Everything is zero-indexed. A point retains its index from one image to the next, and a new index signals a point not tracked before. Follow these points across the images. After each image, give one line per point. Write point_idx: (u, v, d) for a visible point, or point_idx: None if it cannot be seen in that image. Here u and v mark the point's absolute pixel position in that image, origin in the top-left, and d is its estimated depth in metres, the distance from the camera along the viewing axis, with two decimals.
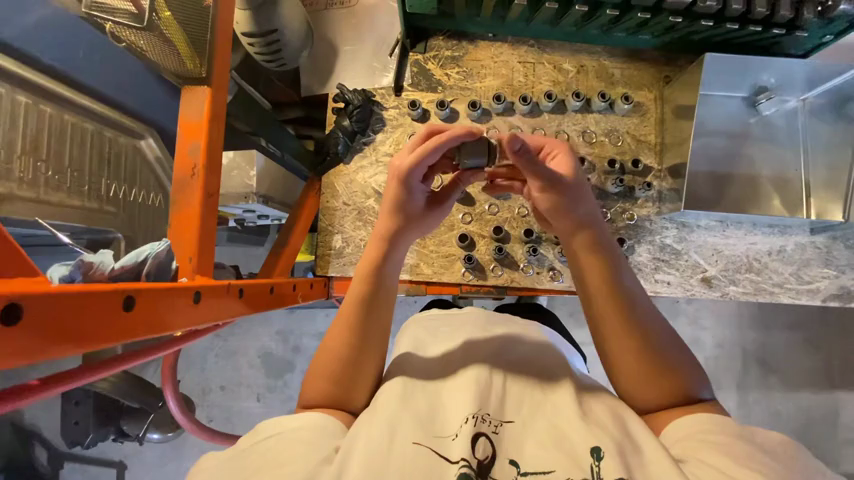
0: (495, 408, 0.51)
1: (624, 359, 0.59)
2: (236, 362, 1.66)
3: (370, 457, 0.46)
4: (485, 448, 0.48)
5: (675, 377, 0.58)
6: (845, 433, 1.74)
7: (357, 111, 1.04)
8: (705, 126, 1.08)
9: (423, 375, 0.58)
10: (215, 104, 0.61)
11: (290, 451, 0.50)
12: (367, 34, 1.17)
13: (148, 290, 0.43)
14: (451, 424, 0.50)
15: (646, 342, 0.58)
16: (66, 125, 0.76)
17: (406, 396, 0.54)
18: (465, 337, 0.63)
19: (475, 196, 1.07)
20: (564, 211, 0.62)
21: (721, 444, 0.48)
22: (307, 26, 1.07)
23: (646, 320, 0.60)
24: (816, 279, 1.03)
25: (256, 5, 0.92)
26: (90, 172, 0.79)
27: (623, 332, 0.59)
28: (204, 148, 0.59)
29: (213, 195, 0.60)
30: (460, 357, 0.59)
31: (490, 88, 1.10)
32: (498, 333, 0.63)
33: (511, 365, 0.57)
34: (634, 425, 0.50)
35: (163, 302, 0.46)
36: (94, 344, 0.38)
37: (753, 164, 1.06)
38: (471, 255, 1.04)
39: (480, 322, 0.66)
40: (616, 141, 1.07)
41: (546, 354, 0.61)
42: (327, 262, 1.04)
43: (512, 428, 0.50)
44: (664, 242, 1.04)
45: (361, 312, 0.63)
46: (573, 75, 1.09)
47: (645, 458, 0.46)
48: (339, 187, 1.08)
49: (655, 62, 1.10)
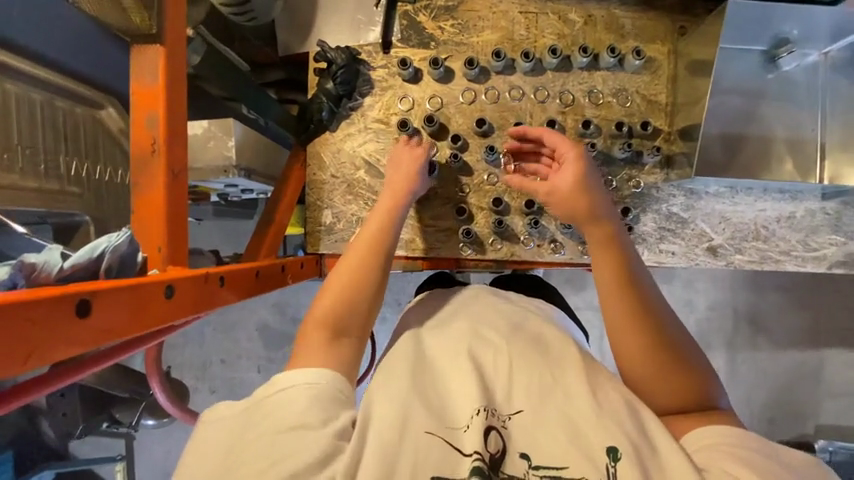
0: (502, 400, 0.52)
1: (633, 356, 0.60)
2: (233, 336, 1.65)
3: (384, 455, 0.46)
4: (498, 441, 0.49)
5: (688, 382, 0.59)
6: (826, 386, 1.81)
7: (341, 72, 0.94)
8: (720, 84, 0.99)
9: (431, 367, 0.56)
10: (170, 67, 0.52)
11: (293, 416, 0.48)
12: None
13: (106, 291, 0.38)
14: (461, 415, 0.50)
15: (657, 343, 0.60)
16: (9, 97, 0.66)
17: (414, 386, 0.52)
18: (471, 324, 0.62)
19: (473, 166, 1.00)
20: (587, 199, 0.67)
21: (748, 460, 0.49)
22: None
23: (662, 323, 0.61)
24: (823, 246, 1.00)
25: None
26: (45, 148, 0.70)
27: (637, 335, 0.60)
28: (164, 119, 0.51)
29: (181, 173, 0.53)
30: (467, 345, 0.58)
31: (489, 42, 0.99)
32: (507, 318, 0.63)
33: (518, 351, 0.57)
34: (650, 420, 0.52)
35: (126, 301, 0.41)
36: (37, 361, 0.32)
37: (768, 125, 1.00)
38: (469, 229, 0.99)
39: (484, 309, 0.65)
40: (624, 102, 0.99)
41: (552, 340, 0.60)
42: (317, 238, 0.98)
43: (523, 418, 0.51)
44: (670, 210, 0.99)
45: (347, 289, 0.62)
46: (579, 27, 0.99)
47: (663, 463, 0.48)
48: (327, 158, 1.00)
49: (670, 10, 0.99)
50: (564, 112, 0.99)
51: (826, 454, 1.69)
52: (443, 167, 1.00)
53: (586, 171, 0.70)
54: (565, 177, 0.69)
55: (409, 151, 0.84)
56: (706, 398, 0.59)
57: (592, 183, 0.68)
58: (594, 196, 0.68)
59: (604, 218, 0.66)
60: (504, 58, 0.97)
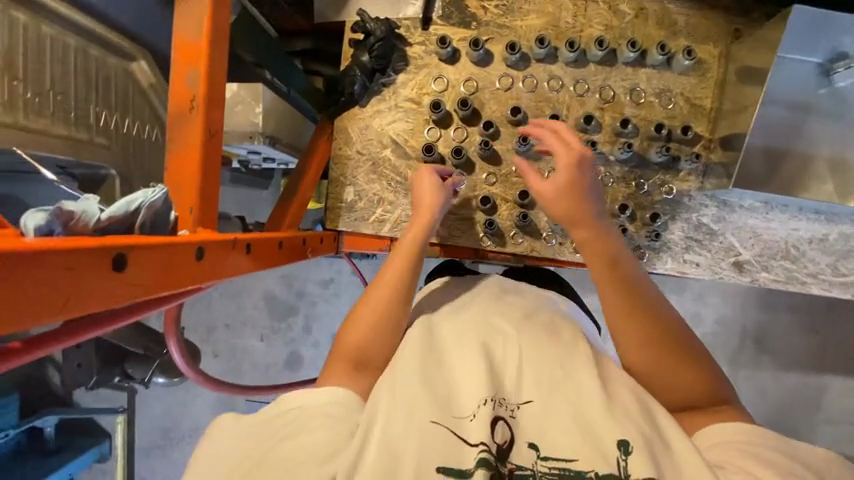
0: (512, 389, 0.52)
1: (637, 351, 0.61)
2: (240, 303, 1.66)
3: (389, 442, 0.47)
4: (504, 431, 0.49)
5: (699, 379, 0.59)
6: (826, 412, 1.80)
7: (378, 45, 0.91)
8: (770, 93, 0.95)
9: (438, 346, 0.57)
10: (216, 23, 0.49)
11: (304, 421, 0.50)
12: None
13: (141, 246, 0.37)
14: (466, 405, 0.50)
15: (664, 342, 0.61)
16: (44, 39, 0.64)
17: (423, 370, 0.52)
18: (478, 307, 0.63)
19: (503, 155, 0.98)
20: (578, 194, 0.68)
21: (765, 456, 0.50)
22: None
23: (668, 320, 0.62)
24: (852, 272, 0.97)
25: None
26: (76, 96, 0.69)
27: (643, 333, 0.61)
28: (205, 77, 0.49)
29: (217, 135, 0.51)
30: (478, 327, 0.58)
31: (532, 28, 0.95)
32: (515, 307, 0.63)
33: (530, 337, 0.57)
34: (663, 419, 0.51)
35: (160, 260, 0.40)
36: (71, 311, 0.32)
37: (815, 141, 0.96)
38: (492, 220, 0.98)
39: (495, 296, 0.66)
40: (666, 103, 0.95)
41: (564, 329, 0.60)
42: (337, 215, 0.97)
43: (531, 409, 0.51)
44: (700, 220, 0.96)
45: (382, 295, 0.64)
46: (629, 20, 0.94)
47: (676, 457, 0.48)
48: (354, 133, 0.97)
49: (727, 10, 0.94)
50: (603, 108, 0.95)
51: None
52: (471, 154, 0.97)
53: (573, 165, 0.70)
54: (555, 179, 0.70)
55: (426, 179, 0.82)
56: (711, 391, 0.60)
57: (577, 178, 0.69)
58: (581, 188, 0.68)
59: (590, 215, 0.67)
60: (547, 45, 0.93)
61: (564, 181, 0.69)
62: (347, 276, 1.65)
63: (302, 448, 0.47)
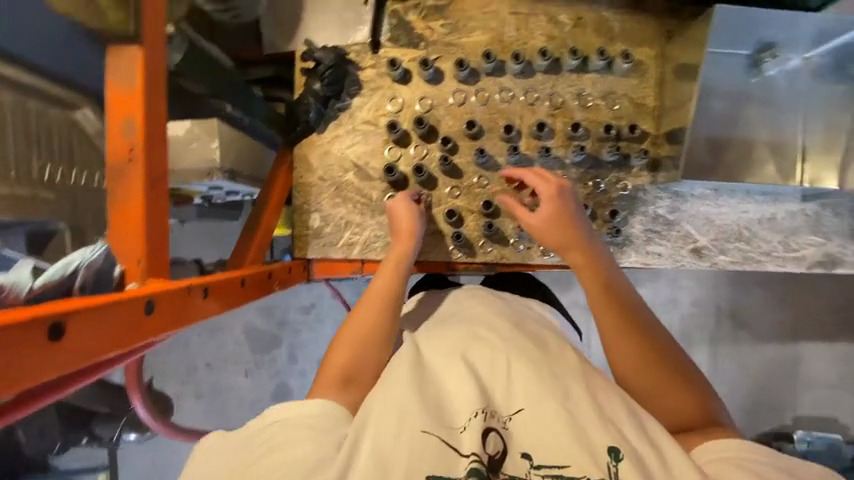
0: (502, 403, 0.60)
1: (628, 367, 0.74)
2: (220, 340, 1.62)
3: (393, 458, 0.53)
4: (497, 442, 0.57)
5: (680, 392, 0.72)
6: (804, 378, 1.87)
7: (329, 72, 0.93)
8: (706, 87, 1.01)
9: (437, 369, 0.64)
10: (149, 70, 0.49)
11: (294, 436, 0.56)
12: None
13: (80, 311, 0.36)
14: (460, 417, 0.58)
15: (650, 357, 0.73)
16: None
17: (423, 390, 0.59)
18: (470, 326, 0.72)
19: (463, 168, 1.00)
20: (565, 225, 0.83)
21: (752, 467, 0.61)
22: None
23: (653, 339, 0.75)
24: (802, 247, 1.02)
25: None
26: (17, 152, 0.67)
27: (633, 350, 0.74)
28: (142, 126, 0.48)
29: (160, 182, 0.50)
30: (474, 346, 0.67)
31: (478, 44, 0.98)
32: (506, 323, 0.72)
33: (516, 351, 0.66)
34: (650, 423, 0.61)
35: (106, 317, 0.39)
36: (3, 391, 0.30)
37: (753, 127, 1.02)
38: (459, 232, 0.99)
39: (487, 315, 0.75)
40: (612, 105, 0.99)
41: (555, 344, 0.70)
42: (305, 243, 0.96)
43: (521, 418, 0.59)
44: (657, 212, 1.01)
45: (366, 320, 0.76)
46: (569, 29, 0.99)
47: (668, 461, 0.58)
48: (314, 160, 0.98)
49: (659, 13, 1.00)
50: (554, 115, 0.99)
51: (803, 445, 1.73)
52: (433, 170, 0.99)
53: (556, 201, 0.85)
54: (544, 213, 0.85)
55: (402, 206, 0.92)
56: (694, 404, 0.71)
57: (565, 213, 0.84)
58: (569, 220, 0.84)
59: (580, 244, 0.82)
60: (494, 59, 0.96)
61: (553, 214, 0.84)
62: (329, 300, 1.63)
63: (290, 460, 0.53)
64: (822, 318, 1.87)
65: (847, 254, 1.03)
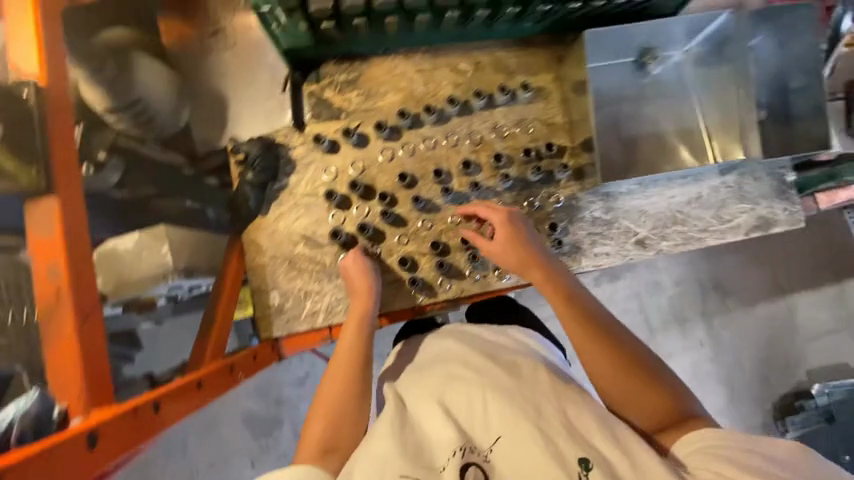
0: (480, 437, 0.64)
1: (603, 374, 0.76)
2: (219, 434, 1.56)
3: None
4: (476, 476, 0.61)
5: (657, 394, 0.73)
6: (803, 330, 1.89)
7: (259, 160, 1.00)
8: (606, 94, 1.10)
9: (418, 418, 0.68)
10: (67, 217, 0.55)
11: None
12: (256, 72, 1.08)
13: (18, 465, 0.37)
14: (440, 457, 0.63)
15: (622, 362, 0.75)
16: None
17: (401, 441, 0.63)
18: (449, 369, 0.75)
19: (406, 216, 1.05)
20: (520, 246, 0.89)
21: (725, 456, 0.62)
22: (177, 84, 1.03)
23: (625, 344, 0.77)
24: (735, 216, 1.08)
25: (108, 79, 0.88)
26: None
27: (606, 356, 0.75)
28: (66, 268, 0.53)
29: (92, 316, 0.54)
30: (451, 387, 0.71)
31: (393, 104, 1.07)
32: (481, 355, 0.76)
33: (490, 382, 0.69)
34: (621, 428, 0.63)
35: (57, 458, 0.42)
36: None
37: (657, 122, 1.11)
38: (414, 277, 1.03)
39: (463, 354, 0.77)
40: (527, 130, 1.08)
41: (526, 368, 0.73)
42: (269, 323, 0.98)
43: (499, 448, 0.62)
44: (593, 216, 1.06)
45: (339, 385, 0.77)
46: (471, 74, 1.09)
47: (638, 462, 0.59)
48: (263, 241, 1.02)
49: (546, 43, 1.11)
50: (476, 151, 1.07)
51: (825, 397, 1.76)
52: (377, 225, 1.04)
53: (510, 226, 0.92)
54: (500, 239, 0.91)
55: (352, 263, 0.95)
56: (671, 402, 0.73)
57: (517, 234, 0.90)
58: (523, 240, 0.90)
59: (537, 261, 0.87)
60: (409, 116, 1.06)
61: (507, 237, 0.90)
62: (323, 367, 1.61)
63: None
64: (800, 269, 1.91)
65: (778, 214, 1.08)
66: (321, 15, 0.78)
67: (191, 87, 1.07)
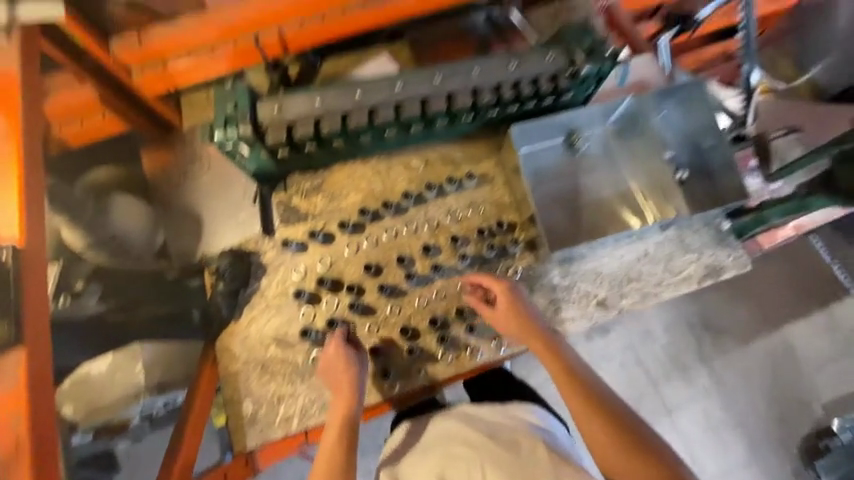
0: None
1: (607, 453, 0.82)
2: None
3: None
4: None
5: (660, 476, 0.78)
6: (806, 362, 1.84)
7: (229, 270, 1.06)
8: (545, 172, 1.23)
9: None
10: (30, 369, 0.66)
11: None
12: (229, 188, 1.18)
13: None
14: None
15: (623, 440, 0.82)
16: None
17: None
18: (452, 452, 0.87)
19: (375, 305, 1.09)
20: (524, 318, 0.99)
21: None
22: (154, 213, 1.14)
23: (623, 417, 0.84)
24: (685, 267, 1.14)
25: (89, 222, 1.03)
26: None
27: (607, 430, 0.83)
28: (26, 419, 0.63)
29: (46, 461, 0.63)
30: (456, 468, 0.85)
31: (355, 202, 1.18)
32: (477, 434, 0.89)
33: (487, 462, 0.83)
34: None
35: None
36: None
37: (593, 189, 1.23)
38: (387, 367, 1.04)
39: (464, 436, 0.89)
40: (478, 212, 1.19)
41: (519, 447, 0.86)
42: (242, 435, 0.97)
43: None
44: (552, 282, 1.12)
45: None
46: (422, 169, 1.22)
47: None
48: (236, 347, 1.04)
49: (485, 135, 1.26)
50: (435, 235, 1.16)
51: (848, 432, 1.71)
52: (346, 317, 1.07)
53: (514, 299, 1.01)
54: (504, 311, 1.01)
55: (333, 350, 0.97)
56: None
57: (520, 307, 1.00)
58: (527, 312, 1.00)
59: (539, 334, 0.97)
60: (368, 213, 1.16)
61: (511, 310, 1.00)
62: None
63: None
64: (783, 299, 1.90)
65: (724, 260, 1.15)
66: (277, 144, 0.91)
67: (171, 210, 1.16)
